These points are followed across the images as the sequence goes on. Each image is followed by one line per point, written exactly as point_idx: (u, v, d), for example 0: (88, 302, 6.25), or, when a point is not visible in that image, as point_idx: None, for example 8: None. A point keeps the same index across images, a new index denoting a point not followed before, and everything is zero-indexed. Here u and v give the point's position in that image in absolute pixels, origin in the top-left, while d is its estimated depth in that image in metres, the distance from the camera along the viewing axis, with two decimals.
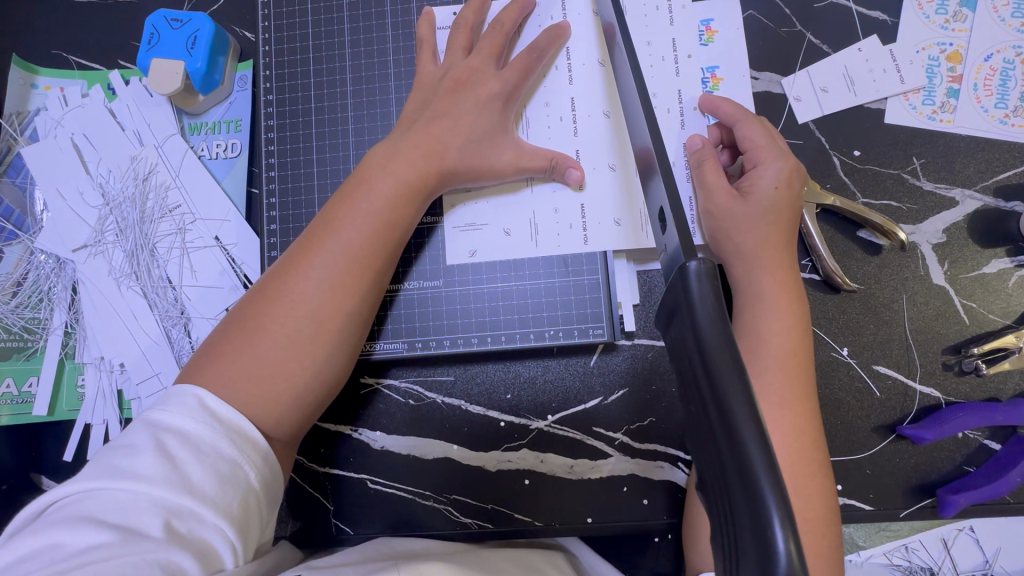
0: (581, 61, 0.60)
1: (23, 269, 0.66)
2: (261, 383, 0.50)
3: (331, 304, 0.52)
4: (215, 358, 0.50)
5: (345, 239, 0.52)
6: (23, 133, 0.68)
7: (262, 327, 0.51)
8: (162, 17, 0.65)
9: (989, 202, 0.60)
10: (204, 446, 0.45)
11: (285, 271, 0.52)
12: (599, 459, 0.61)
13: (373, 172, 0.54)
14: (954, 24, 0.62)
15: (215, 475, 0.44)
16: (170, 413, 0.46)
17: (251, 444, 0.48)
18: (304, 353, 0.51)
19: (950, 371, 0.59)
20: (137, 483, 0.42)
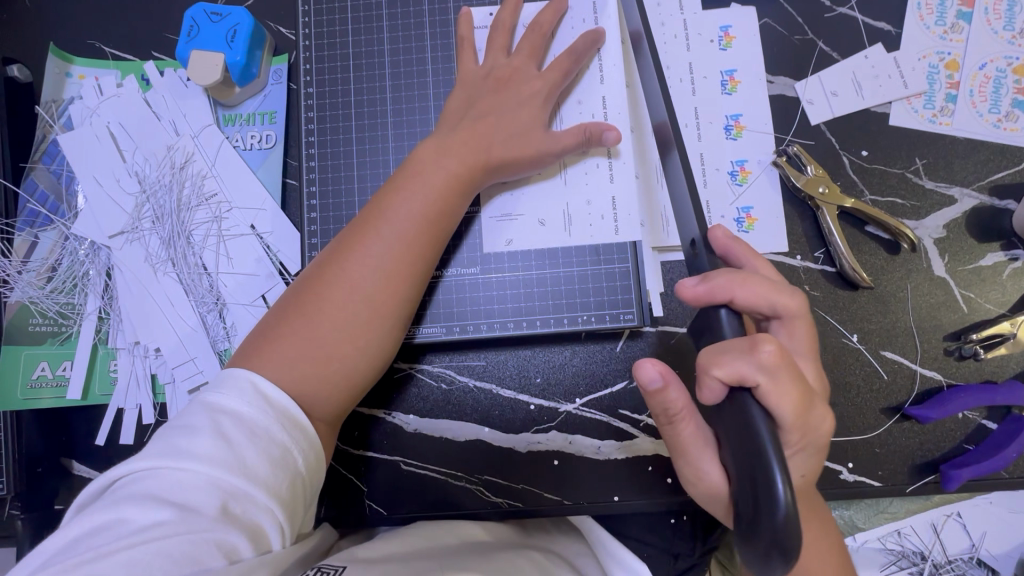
0: (611, 64, 0.64)
1: (57, 254, 0.67)
2: (319, 365, 0.52)
3: (386, 291, 0.55)
4: (272, 339, 0.53)
5: (397, 227, 0.55)
6: (58, 121, 0.69)
7: (319, 310, 0.53)
8: (202, 11, 0.67)
9: (984, 200, 0.65)
10: (258, 428, 0.47)
11: (342, 258, 0.55)
12: (626, 440, 0.64)
13: (426, 165, 0.57)
14: (952, 35, 0.67)
15: (267, 457, 0.46)
16: (226, 395, 0.48)
17: (300, 430, 0.50)
18: (359, 336, 0.54)
19: (950, 357, 0.63)
20: (194, 462, 0.44)
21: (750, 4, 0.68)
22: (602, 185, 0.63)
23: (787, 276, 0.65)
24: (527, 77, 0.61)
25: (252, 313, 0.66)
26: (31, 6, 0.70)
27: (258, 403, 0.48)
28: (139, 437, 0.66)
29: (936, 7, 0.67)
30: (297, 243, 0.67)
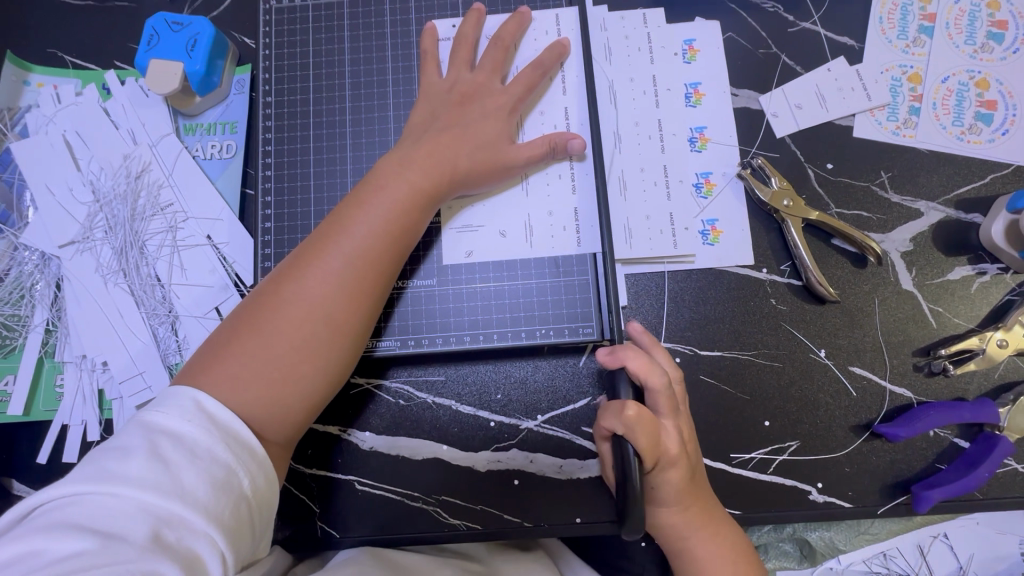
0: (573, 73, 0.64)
1: (5, 264, 0.65)
2: (274, 386, 0.51)
3: (347, 309, 0.53)
4: (223, 359, 0.51)
5: (358, 243, 0.54)
6: (14, 129, 0.68)
7: (274, 329, 0.52)
8: (163, 20, 0.66)
9: (950, 214, 0.64)
10: (200, 450, 0.45)
11: (301, 274, 0.53)
12: (589, 459, 0.62)
13: (389, 179, 0.56)
14: (914, 49, 0.67)
15: (208, 479, 0.44)
16: (167, 415, 0.46)
17: (248, 451, 0.47)
18: (317, 355, 0.53)
19: (920, 372, 0.61)
20: (127, 486, 0.42)
21: (713, 18, 0.69)
22: (563, 196, 0.62)
23: (753, 290, 0.63)
24: (491, 89, 0.60)
25: (205, 326, 0.64)
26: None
27: (202, 423, 0.46)
28: (82, 455, 0.64)
29: (898, 21, 0.67)
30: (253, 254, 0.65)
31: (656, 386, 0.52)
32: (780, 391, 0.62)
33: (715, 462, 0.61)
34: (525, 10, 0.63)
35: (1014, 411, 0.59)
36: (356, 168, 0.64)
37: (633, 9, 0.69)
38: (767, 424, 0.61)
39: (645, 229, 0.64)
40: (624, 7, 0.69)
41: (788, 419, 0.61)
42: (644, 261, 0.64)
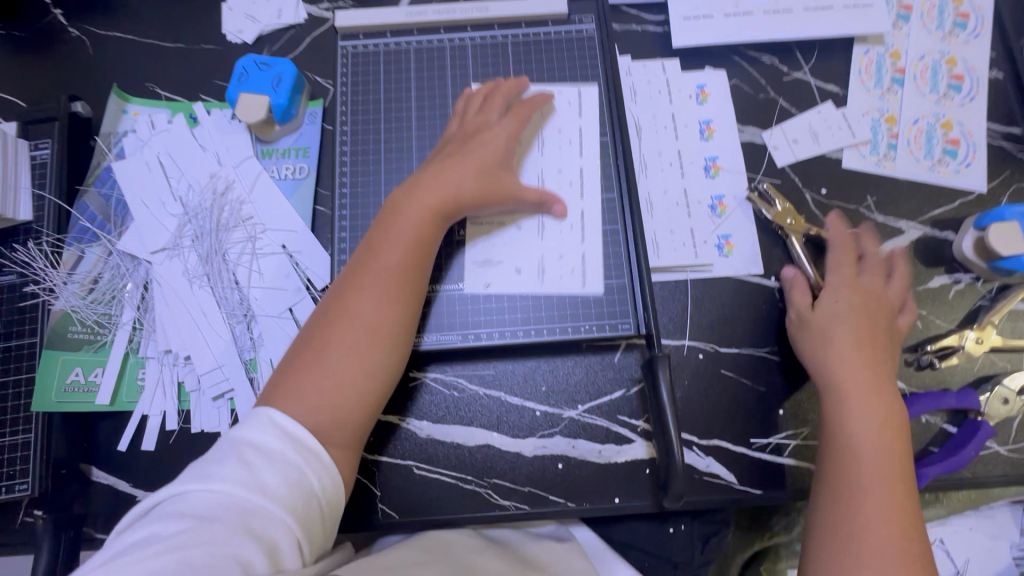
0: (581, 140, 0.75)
1: (100, 268, 0.72)
2: (333, 396, 0.58)
3: (383, 319, 0.61)
4: (284, 383, 0.59)
5: (387, 263, 0.63)
6: (112, 150, 0.76)
7: (323, 349, 0.60)
8: (252, 61, 0.77)
9: (928, 231, 0.75)
10: (276, 455, 0.53)
11: (341, 296, 0.62)
12: (625, 444, 0.69)
13: (407, 205, 0.65)
14: (889, 96, 0.80)
15: (282, 478, 0.52)
16: (249, 427, 0.55)
17: (314, 456, 0.55)
18: (363, 361, 0.60)
19: (910, 366, 0.71)
20: (219, 484, 0.50)
21: (720, 67, 0.81)
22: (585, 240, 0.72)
23: (764, 295, 0.73)
24: (492, 126, 0.70)
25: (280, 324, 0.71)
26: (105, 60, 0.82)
27: (276, 432, 0.54)
28: (161, 443, 0.69)
29: (874, 72, 0.81)
30: (325, 260, 0.73)
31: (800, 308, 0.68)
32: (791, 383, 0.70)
33: (737, 446, 0.68)
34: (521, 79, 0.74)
35: (992, 398, 0.68)
36: None
37: (653, 59, 0.81)
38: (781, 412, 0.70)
39: (669, 242, 0.74)
40: (645, 58, 0.82)
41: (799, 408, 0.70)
42: (670, 270, 0.74)
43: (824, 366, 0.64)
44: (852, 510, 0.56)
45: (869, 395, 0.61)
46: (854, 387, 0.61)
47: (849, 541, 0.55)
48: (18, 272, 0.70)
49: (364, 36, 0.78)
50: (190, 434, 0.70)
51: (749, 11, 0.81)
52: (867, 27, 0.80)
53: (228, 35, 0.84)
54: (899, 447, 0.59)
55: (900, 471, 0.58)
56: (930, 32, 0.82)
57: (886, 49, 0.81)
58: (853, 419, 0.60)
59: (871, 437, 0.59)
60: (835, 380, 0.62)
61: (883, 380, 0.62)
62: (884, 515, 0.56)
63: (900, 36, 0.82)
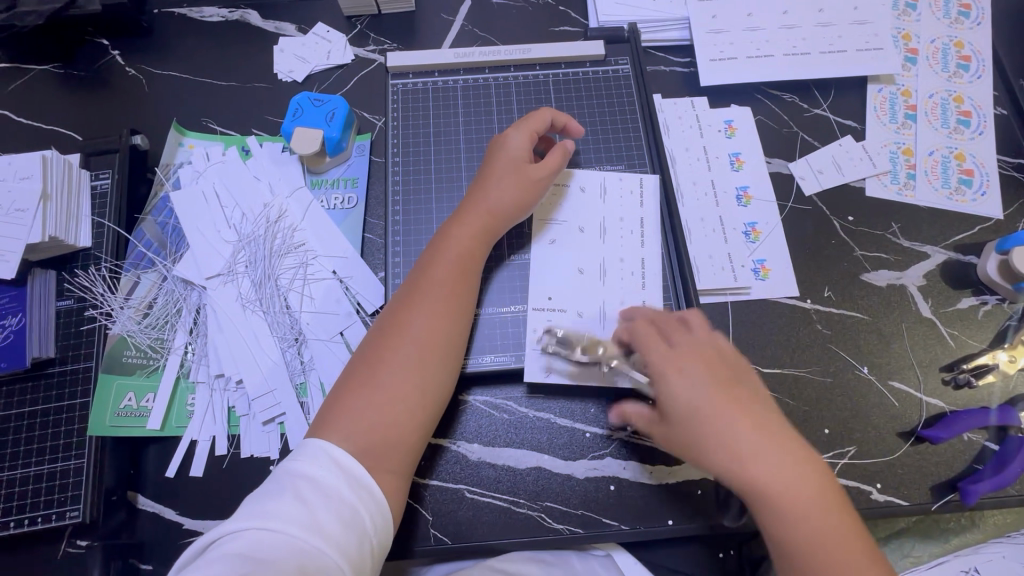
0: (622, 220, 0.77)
1: (155, 293, 0.74)
2: (388, 410, 0.60)
3: (433, 332, 0.64)
4: (341, 401, 0.60)
5: (436, 281, 0.66)
6: (169, 181, 0.79)
7: (377, 365, 0.62)
8: (306, 97, 0.81)
9: (952, 255, 0.79)
10: (331, 492, 0.53)
11: (393, 314, 0.65)
12: (676, 465, 0.70)
13: (452, 228, 0.69)
14: (903, 130, 0.85)
15: (338, 518, 0.52)
16: (303, 463, 0.55)
17: (368, 493, 0.55)
18: (416, 375, 0.62)
19: (948, 386, 0.72)
20: (276, 523, 0.50)
21: (745, 105, 0.87)
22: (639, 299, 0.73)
23: (802, 317, 0.76)
24: (505, 141, 0.73)
25: (332, 348, 0.72)
26: (165, 100, 0.87)
27: (331, 468, 0.55)
28: (210, 469, 0.69)
29: (889, 109, 0.86)
30: (376, 285, 0.75)
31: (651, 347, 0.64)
32: (833, 403, 0.72)
33: None
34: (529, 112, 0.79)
35: None
36: None
37: (682, 97, 0.87)
38: (826, 431, 0.71)
39: (709, 266, 0.77)
40: (675, 96, 0.87)
41: (842, 427, 0.71)
42: (711, 293, 0.76)
43: (708, 422, 0.58)
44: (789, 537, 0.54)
45: (745, 426, 0.57)
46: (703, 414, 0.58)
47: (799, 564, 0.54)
48: (76, 297, 0.72)
49: (413, 75, 0.83)
50: (239, 459, 0.69)
51: (770, 53, 0.87)
52: (880, 68, 0.86)
53: (280, 75, 0.89)
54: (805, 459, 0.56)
55: (824, 482, 0.56)
56: (936, 73, 0.88)
57: (898, 88, 0.87)
58: (751, 460, 0.56)
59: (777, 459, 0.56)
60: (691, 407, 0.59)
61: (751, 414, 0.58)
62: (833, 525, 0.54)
63: (910, 77, 0.88)
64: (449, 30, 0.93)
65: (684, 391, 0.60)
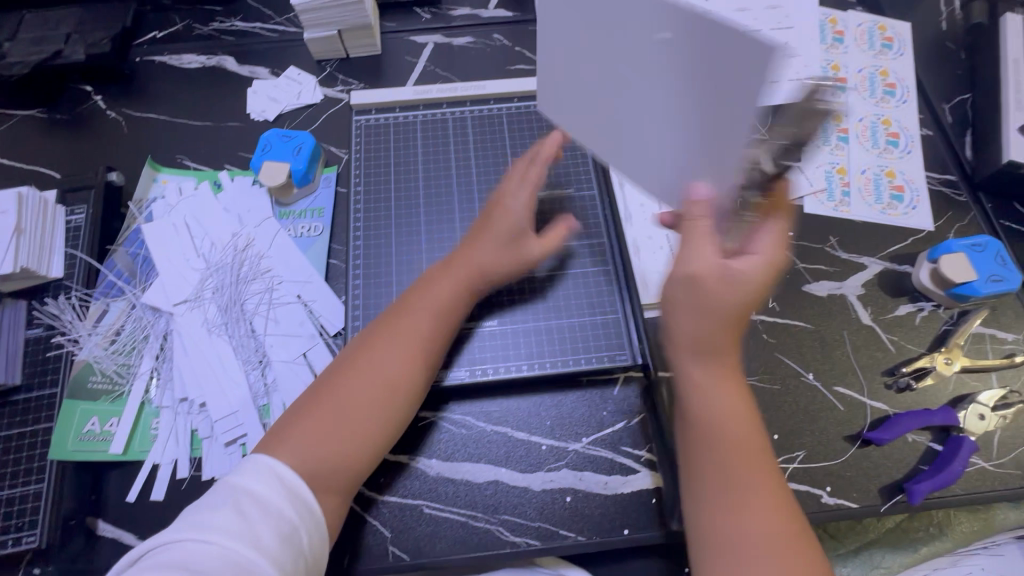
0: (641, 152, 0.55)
1: (122, 320, 0.76)
2: (337, 442, 0.62)
3: (400, 374, 0.66)
4: (294, 422, 0.63)
5: (410, 324, 0.69)
6: (142, 214, 0.83)
7: (335, 392, 0.65)
8: (275, 134, 0.86)
9: (888, 265, 0.83)
10: (271, 508, 0.57)
11: (364, 351, 0.68)
12: (630, 475, 0.71)
13: (436, 276, 0.72)
14: (837, 151, 0.91)
15: (275, 532, 0.55)
16: (246, 478, 0.59)
17: (307, 509, 0.59)
18: (374, 411, 0.64)
19: (890, 389, 0.75)
20: (214, 536, 0.54)
21: None
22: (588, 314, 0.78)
23: (748, 327, 0.79)
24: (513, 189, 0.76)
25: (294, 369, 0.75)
26: (144, 141, 0.92)
27: (273, 484, 0.58)
28: (172, 492, 0.70)
29: (822, 132, 0.93)
30: (339, 307, 0.78)
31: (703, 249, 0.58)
32: (781, 409, 0.74)
33: None
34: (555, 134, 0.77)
35: (969, 415, 0.72)
36: (429, 239, 0.81)
37: None
38: (776, 437, 0.73)
39: None
40: None
41: (791, 432, 0.73)
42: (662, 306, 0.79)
43: (692, 359, 0.62)
44: (730, 510, 0.58)
45: (720, 378, 0.62)
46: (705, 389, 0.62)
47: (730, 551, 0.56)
48: (45, 325, 0.74)
49: (376, 111, 0.89)
50: (201, 482, 0.70)
51: None
52: None
53: (253, 114, 0.95)
54: (757, 430, 0.61)
55: (783, 504, 0.58)
56: (865, 99, 0.95)
57: None
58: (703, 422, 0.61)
59: (734, 417, 0.61)
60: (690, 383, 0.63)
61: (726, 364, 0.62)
62: (764, 501, 0.57)
63: (841, 103, 0.95)
64: (412, 70, 1.00)
65: (749, 269, 0.58)
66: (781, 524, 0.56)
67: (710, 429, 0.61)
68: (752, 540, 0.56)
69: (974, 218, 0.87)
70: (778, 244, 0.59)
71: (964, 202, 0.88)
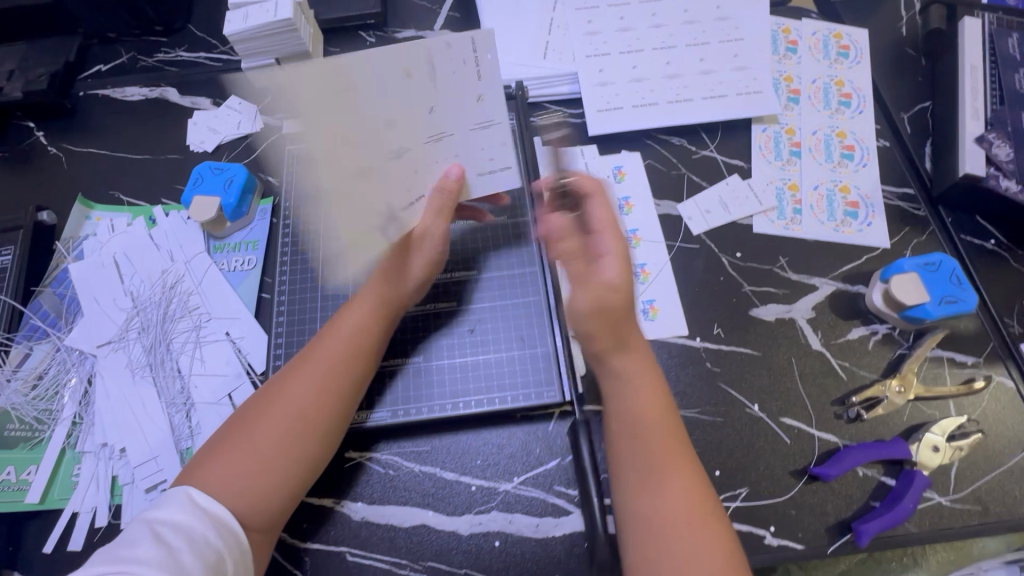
0: (482, 155, 0.66)
1: (46, 363, 0.75)
2: (254, 477, 0.58)
3: (316, 405, 0.62)
4: (207, 458, 0.58)
5: (327, 356, 0.65)
6: (72, 253, 0.82)
7: (247, 428, 0.60)
8: (207, 167, 0.85)
9: (841, 286, 0.79)
10: (197, 535, 0.53)
11: (279, 380, 0.63)
12: (563, 516, 0.68)
13: (354, 301, 0.69)
14: (788, 166, 0.88)
15: (201, 560, 0.51)
16: (165, 509, 0.54)
17: (233, 538, 0.55)
18: (287, 447, 0.60)
19: (840, 419, 0.71)
20: (136, 567, 0.48)
21: (634, 150, 0.90)
22: (517, 346, 0.74)
23: (690, 355, 0.75)
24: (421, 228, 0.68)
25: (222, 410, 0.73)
26: (81, 176, 0.91)
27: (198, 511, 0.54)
28: (88, 542, 0.68)
29: (773, 147, 0.89)
30: (266, 345, 0.76)
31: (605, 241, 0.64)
32: (724, 443, 0.71)
33: None
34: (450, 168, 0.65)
35: (922, 447, 0.68)
36: None
37: (573, 146, 0.90)
38: (717, 473, 0.69)
39: None
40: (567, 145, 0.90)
41: (735, 468, 0.69)
42: None
43: (618, 355, 0.62)
44: (634, 490, 0.56)
45: (638, 379, 0.61)
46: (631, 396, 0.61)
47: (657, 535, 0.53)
48: None
49: None
50: (120, 531, 0.68)
51: (654, 101, 0.91)
52: (761, 110, 0.89)
53: (193, 146, 0.94)
54: (673, 422, 0.60)
55: (703, 502, 0.54)
56: (819, 111, 0.92)
57: (781, 127, 0.90)
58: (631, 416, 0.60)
59: (647, 408, 0.60)
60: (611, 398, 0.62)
61: (639, 357, 0.62)
62: (669, 482, 0.55)
63: (793, 115, 0.91)
64: None
65: (617, 272, 0.62)
66: (689, 506, 0.54)
67: (625, 428, 0.60)
68: (664, 517, 0.53)
69: (933, 233, 0.83)
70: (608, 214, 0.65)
71: (922, 217, 0.84)
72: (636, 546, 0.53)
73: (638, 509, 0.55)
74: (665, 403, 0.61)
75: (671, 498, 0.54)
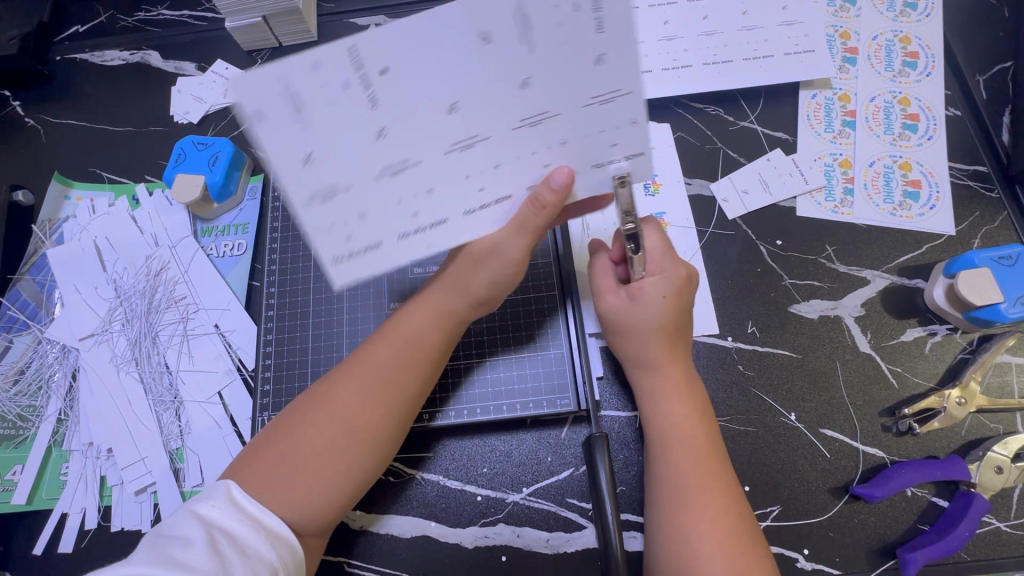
0: (600, 139, 0.47)
1: (28, 357, 0.72)
2: (298, 487, 0.51)
3: (365, 415, 0.54)
4: (253, 456, 0.53)
5: (382, 357, 0.56)
6: (51, 237, 0.77)
7: (292, 432, 0.53)
8: (190, 141, 0.76)
9: (895, 280, 0.70)
10: (248, 547, 0.47)
11: (330, 380, 0.56)
12: (575, 532, 0.63)
13: (415, 303, 0.60)
14: (841, 139, 0.77)
15: None
16: (213, 508, 0.48)
17: (286, 547, 0.49)
18: (332, 457, 0.53)
19: (888, 432, 0.64)
20: None
21: (664, 120, 0.79)
22: (528, 348, 0.67)
23: (721, 357, 0.68)
24: (500, 245, 0.54)
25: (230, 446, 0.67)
26: (55, 150, 0.84)
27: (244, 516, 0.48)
28: (76, 545, 0.65)
29: (823, 117, 0.78)
30: (256, 340, 0.71)
31: (665, 271, 0.59)
32: (757, 456, 0.64)
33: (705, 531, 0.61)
34: (558, 173, 0.49)
35: (983, 467, 0.60)
36: None
37: None
38: (747, 489, 0.63)
39: None
40: None
41: (768, 484, 0.63)
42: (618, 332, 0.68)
43: (645, 371, 0.60)
44: (669, 506, 0.54)
45: (677, 388, 0.59)
46: (660, 401, 0.59)
47: (686, 556, 0.51)
48: None
49: None
50: (108, 533, 0.65)
51: (688, 63, 0.79)
52: (811, 73, 0.78)
53: (176, 117, 0.85)
54: (713, 434, 0.57)
55: (734, 527, 0.52)
56: (878, 74, 0.79)
57: (834, 92, 0.79)
58: (660, 420, 0.58)
59: (684, 422, 0.57)
60: (644, 394, 0.60)
61: (678, 371, 0.59)
62: (704, 499, 0.53)
63: (848, 79, 0.79)
64: None
65: (658, 293, 0.58)
66: (724, 526, 0.52)
67: (660, 439, 0.58)
68: (696, 539, 0.52)
69: (1006, 220, 0.72)
70: (661, 243, 0.60)
71: (995, 201, 0.73)
72: (672, 565, 0.52)
73: (675, 528, 0.53)
74: (702, 413, 0.58)
75: (707, 519, 0.52)
